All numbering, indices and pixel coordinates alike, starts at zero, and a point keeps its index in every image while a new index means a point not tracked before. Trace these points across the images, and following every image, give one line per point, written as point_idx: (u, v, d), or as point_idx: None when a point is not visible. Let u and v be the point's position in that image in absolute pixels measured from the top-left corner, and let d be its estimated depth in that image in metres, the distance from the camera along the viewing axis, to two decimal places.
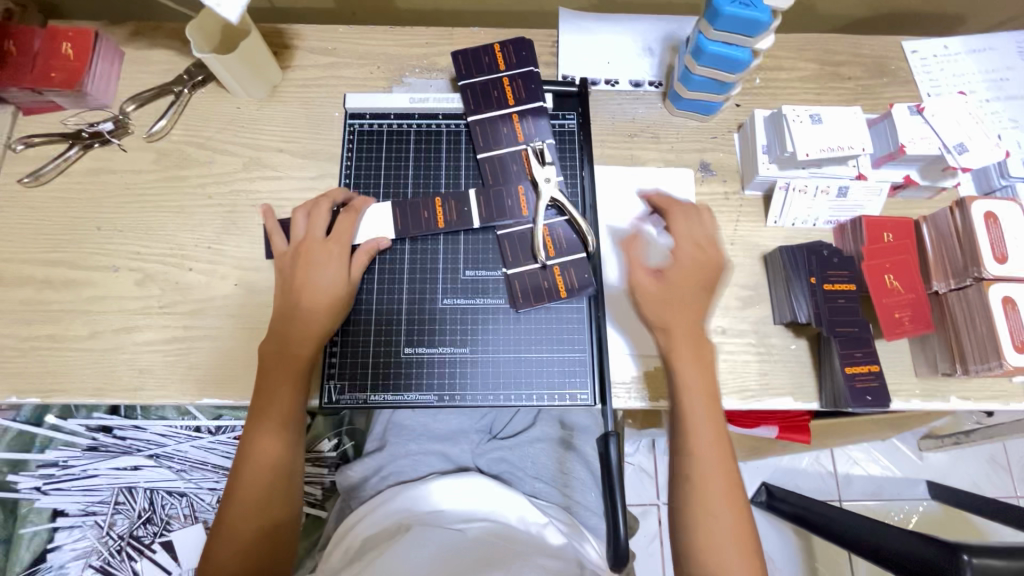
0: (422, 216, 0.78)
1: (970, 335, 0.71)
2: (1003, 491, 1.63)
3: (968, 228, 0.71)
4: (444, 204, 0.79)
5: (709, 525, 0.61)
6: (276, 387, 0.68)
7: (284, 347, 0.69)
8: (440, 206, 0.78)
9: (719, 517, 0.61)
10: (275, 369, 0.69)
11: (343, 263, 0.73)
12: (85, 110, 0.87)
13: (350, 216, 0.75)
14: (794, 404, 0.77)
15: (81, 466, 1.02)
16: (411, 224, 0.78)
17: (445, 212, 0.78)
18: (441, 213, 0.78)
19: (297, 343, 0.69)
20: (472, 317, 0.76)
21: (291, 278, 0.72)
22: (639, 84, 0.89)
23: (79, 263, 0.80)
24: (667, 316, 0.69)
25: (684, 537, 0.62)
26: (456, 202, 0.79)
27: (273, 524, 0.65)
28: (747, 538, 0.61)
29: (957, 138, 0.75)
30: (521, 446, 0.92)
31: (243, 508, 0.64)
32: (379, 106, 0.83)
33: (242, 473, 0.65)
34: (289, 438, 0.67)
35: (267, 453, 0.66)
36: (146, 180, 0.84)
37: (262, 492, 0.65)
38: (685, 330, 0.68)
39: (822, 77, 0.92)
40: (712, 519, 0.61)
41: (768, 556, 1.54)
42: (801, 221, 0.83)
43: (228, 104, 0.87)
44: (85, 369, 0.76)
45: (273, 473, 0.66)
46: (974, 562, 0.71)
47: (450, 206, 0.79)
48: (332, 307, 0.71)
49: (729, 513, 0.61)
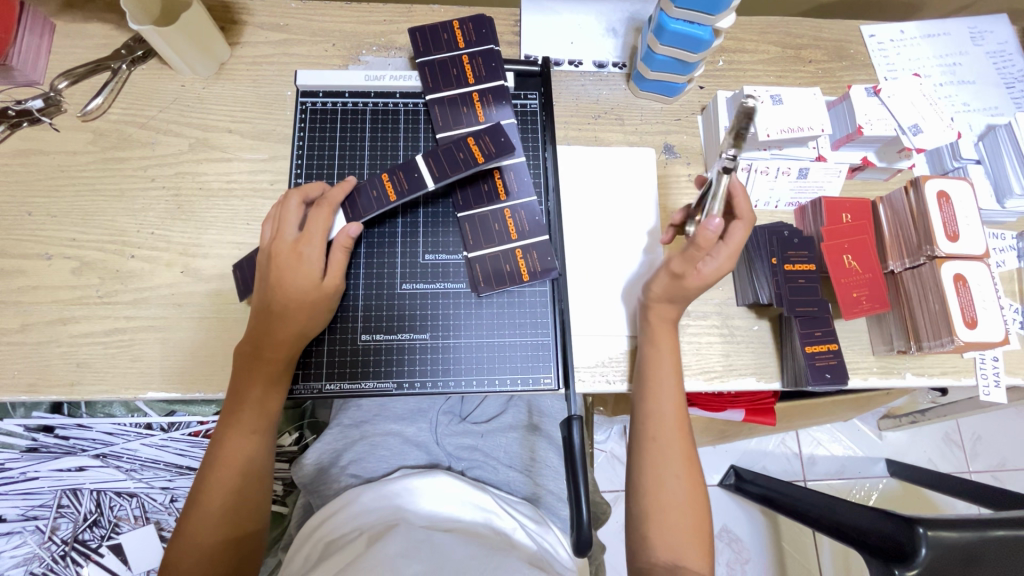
0: (371, 197, 0.71)
1: (923, 312, 0.72)
2: (956, 467, 1.70)
3: (922, 208, 0.72)
4: (392, 177, 0.73)
5: (663, 503, 0.67)
6: (248, 388, 0.66)
7: (259, 349, 0.66)
8: (388, 180, 0.72)
9: (665, 486, 0.68)
10: (243, 374, 0.66)
11: (314, 265, 0.67)
12: (12, 86, 0.80)
13: (323, 211, 0.69)
14: (757, 384, 0.77)
15: (20, 468, 0.96)
16: (362, 208, 0.71)
17: (393, 184, 0.72)
18: (391, 187, 0.72)
19: (272, 346, 0.66)
20: (438, 305, 0.74)
21: (264, 282, 0.67)
22: (603, 65, 0.88)
23: (8, 250, 0.75)
24: (664, 308, 0.71)
25: (641, 510, 0.69)
26: (403, 173, 0.73)
27: (239, 534, 0.65)
28: (698, 513, 0.68)
29: (911, 120, 0.76)
30: (491, 434, 0.91)
31: (206, 516, 0.63)
32: (333, 83, 0.80)
33: (210, 479, 0.65)
34: (258, 439, 0.67)
35: (235, 453, 0.66)
36: (81, 162, 0.79)
37: (225, 501, 0.64)
38: (660, 320, 0.71)
39: (784, 60, 0.92)
40: (666, 496, 0.68)
41: (734, 536, 1.58)
42: (763, 203, 0.84)
43: (171, 82, 0.82)
44: (16, 364, 0.70)
45: (242, 475, 0.65)
46: (929, 534, 0.74)
47: (398, 178, 0.73)
48: (306, 314, 0.67)
49: (680, 493, 0.68)
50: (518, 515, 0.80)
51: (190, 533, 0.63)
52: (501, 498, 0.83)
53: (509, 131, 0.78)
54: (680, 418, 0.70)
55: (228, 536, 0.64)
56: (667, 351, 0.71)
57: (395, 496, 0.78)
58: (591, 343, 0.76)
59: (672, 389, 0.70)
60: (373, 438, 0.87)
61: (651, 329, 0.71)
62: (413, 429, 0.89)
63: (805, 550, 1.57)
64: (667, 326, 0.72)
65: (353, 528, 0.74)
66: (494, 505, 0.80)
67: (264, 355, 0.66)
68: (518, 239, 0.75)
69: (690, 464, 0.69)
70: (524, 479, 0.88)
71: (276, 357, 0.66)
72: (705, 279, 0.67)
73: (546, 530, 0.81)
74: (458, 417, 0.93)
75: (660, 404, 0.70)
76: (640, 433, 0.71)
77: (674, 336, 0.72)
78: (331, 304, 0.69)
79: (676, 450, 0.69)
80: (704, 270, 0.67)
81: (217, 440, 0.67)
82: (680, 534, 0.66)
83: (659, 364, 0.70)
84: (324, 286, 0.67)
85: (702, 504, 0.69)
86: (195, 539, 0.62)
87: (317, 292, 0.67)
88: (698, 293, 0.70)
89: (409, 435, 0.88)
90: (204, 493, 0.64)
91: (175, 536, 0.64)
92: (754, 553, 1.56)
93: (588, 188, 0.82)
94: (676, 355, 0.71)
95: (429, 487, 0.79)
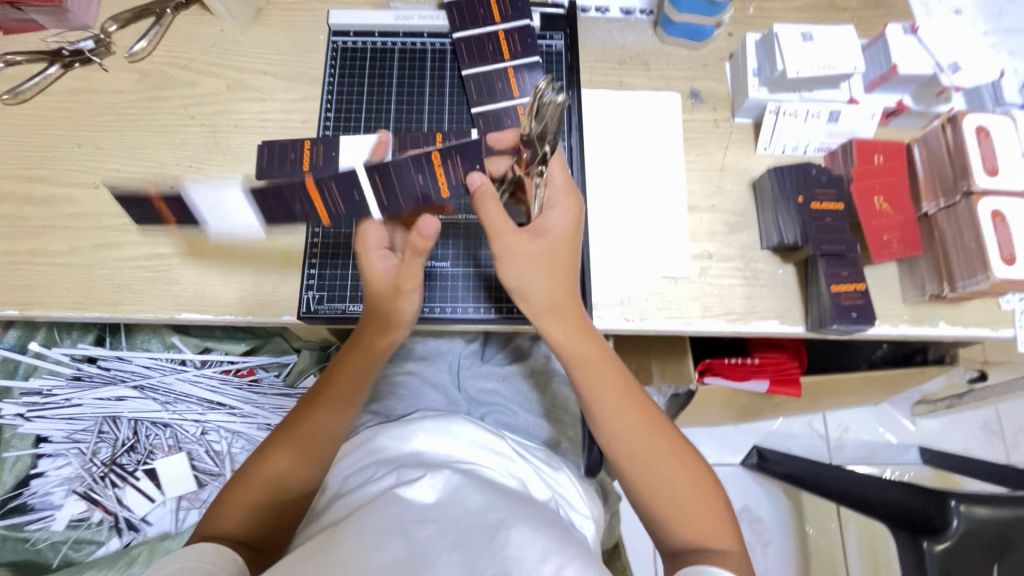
0: (414, 181, 0.67)
1: (958, 252, 0.70)
2: (995, 457, 1.63)
3: (959, 144, 0.69)
4: (445, 164, 0.66)
5: (657, 485, 0.63)
6: (343, 380, 0.70)
7: (353, 349, 0.71)
8: (319, 195, 0.67)
9: (661, 471, 0.64)
10: (343, 373, 0.71)
11: (410, 276, 0.66)
12: (66, 30, 0.85)
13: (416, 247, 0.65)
14: (780, 327, 0.76)
15: (65, 395, 1.00)
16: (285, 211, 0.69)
17: (448, 175, 0.67)
18: (323, 208, 0.68)
19: (366, 346, 0.70)
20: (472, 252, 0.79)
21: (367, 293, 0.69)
22: (630, 12, 0.88)
23: (60, 180, 0.79)
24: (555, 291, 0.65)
25: (646, 501, 0.64)
26: (459, 159, 0.66)
27: (284, 501, 0.63)
28: (702, 480, 0.64)
29: (951, 58, 0.74)
30: (511, 381, 0.91)
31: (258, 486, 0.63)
32: (361, 23, 0.83)
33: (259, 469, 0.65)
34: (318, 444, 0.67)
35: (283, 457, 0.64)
36: (127, 100, 0.83)
37: (287, 471, 0.64)
38: (569, 310, 0.66)
39: (817, 8, 0.90)
40: (660, 480, 0.63)
41: (756, 516, 1.54)
42: (791, 147, 0.82)
43: (211, 27, 0.86)
44: (65, 283, 0.75)
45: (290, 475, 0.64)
46: (960, 508, 0.84)
47: (451, 163, 0.66)
48: (394, 300, 0.67)
49: (676, 474, 0.63)
50: (532, 460, 0.78)
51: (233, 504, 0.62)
52: (517, 444, 0.81)
53: (534, 67, 0.79)
54: (629, 401, 0.66)
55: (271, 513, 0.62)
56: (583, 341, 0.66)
57: (397, 441, 0.74)
58: (608, 281, 0.77)
59: (605, 382, 0.65)
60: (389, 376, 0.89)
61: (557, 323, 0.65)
62: (430, 368, 0.91)
63: (831, 535, 1.53)
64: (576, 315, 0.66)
65: (365, 471, 0.70)
66: (508, 452, 0.77)
67: (364, 347, 0.70)
68: None
69: (662, 436, 0.65)
70: (542, 423, 0.88)
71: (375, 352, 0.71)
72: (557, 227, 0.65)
73: (557, 470, 0.79)
74: (477, 358, 0.95)
75: (602, 399, 0.65)
76: (602, 431, 0.67)
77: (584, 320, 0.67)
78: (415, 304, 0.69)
79: (640, 423, 0.65)
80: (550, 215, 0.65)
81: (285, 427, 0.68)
82: (687, 511, 0.62)
83: (581, 354, 0.65)
84: (401, 288, 0.66)
85: (703, 471, 0.65)
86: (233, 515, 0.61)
87: (402, 296, 0.67)
88: (551, 246, 0.64)
89: (424, 372, 0.91)
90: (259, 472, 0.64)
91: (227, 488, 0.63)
92: (775, 534, 1.53)
93: (612, 131, 0.82)
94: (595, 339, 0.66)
95: (430, 436, 0.74)
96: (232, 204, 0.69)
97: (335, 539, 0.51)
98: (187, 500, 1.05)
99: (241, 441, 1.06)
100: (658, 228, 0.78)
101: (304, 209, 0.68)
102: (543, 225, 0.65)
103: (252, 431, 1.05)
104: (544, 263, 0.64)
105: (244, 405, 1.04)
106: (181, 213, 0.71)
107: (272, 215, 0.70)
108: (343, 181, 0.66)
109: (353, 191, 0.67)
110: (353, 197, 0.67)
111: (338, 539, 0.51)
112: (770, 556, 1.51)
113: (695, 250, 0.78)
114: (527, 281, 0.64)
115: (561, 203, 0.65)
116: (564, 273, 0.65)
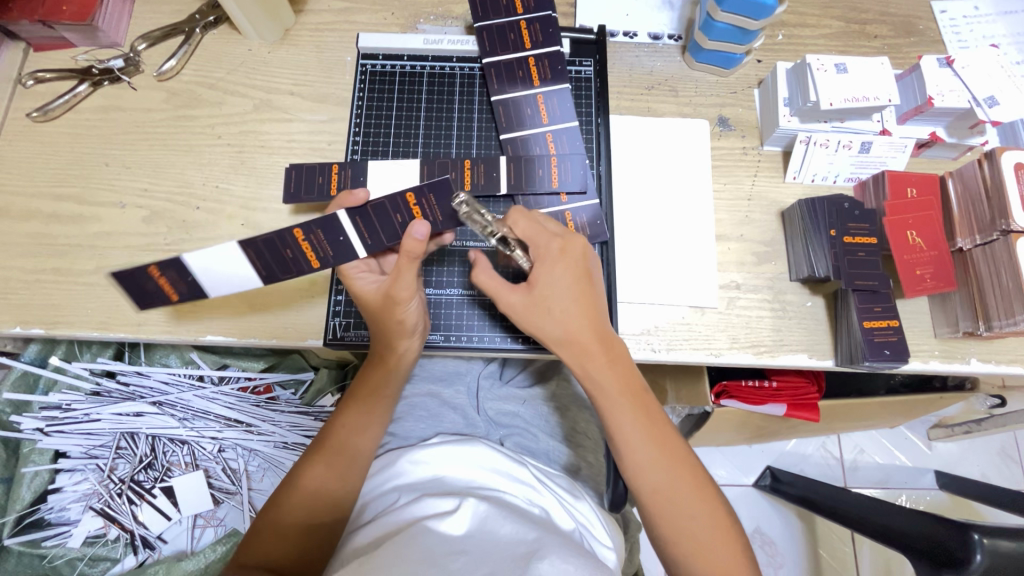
0: (395, 222, 0.67)
1: (995, 291, 0.69)
2: (1013, 483, 1.60)
3: (997, 181, 0.68)
4: (419, 202, 0.67)
5: (677, 522, 0.62)
6: (358, 409, 0.72)
7: (364, 378, 0.73)
8: (304, 240, 0.67)
9: (686, 508, 0.62)
10: (362, 388, 0.73)
11: (405, 291, 0.64)
12: (96, 47, 0.85)
13: (402, 259, 0.63)
14: (809, 361, 0.75)
15: (84, 410, 1.01)
16: (278, 267, 0.68)
17: (423, 213, 0.67)
18: (310, 251, 0.68)
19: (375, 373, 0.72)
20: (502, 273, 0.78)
21: (367, 314, 0.68)
22: (658, 37, 0.87)
23: (86, 198, 0.79)
24: (575, 326, 0.64)
25: (665, 538, 0.63)
26: (433, 196, 0.67)
27: (315, 526, 0.64)
28: (723, 519, 0.63)
29: (986, 92, 0.72)
30: (532, 404, 0.90)
31: (295, 510, 0.65)
32: (391, 46, 0.83)
33: (292, 499, 0.67)
34: (342, 466, 0.68)
35: (315, 479, 0.67)
36: (155, 119, 0.83)
37: (319, 495, 0.66)
38: (591, 340, 0.64)
39: (847, 36, 0.89)
40: (682, 518, 0.62)
41: (769, 539, 1.52)
42: (820, 177, 0.81)
43: (240, 47, 0.86)
44: (90, 303, 0.75)
45: (322, 497, 0.66)
46: (984, 541, 0.78)
47: (426, 201, 0.67)
48: (394, 312, 0.65)
49: (698, 512, 0.62)
50: (553, 486, 0.74)
51: (271, 533, 0.64)
52: (538, 470, 0.76)
53: (563, 95, 0.80)
54: (653, 433, 0.64)
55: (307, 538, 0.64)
56: (607, 371, 0.64)
57: (417, 464, 0.70)
58: (634, 311, 0.76)
59: (630, 411, 0.64)
60: (406, 396, 0.87)
61: (581, 353, 0.64)
62: (446, 387, 0.89)
63: (845, 559, 1.51)
64: (603, 343, 0.65)
65: (385, 495, 0.67)
66: (533, 481, 0.72)
67: (378, 361, 0.72)
68: (567, 202, 0.77)
69: (685, 472, 0.63)
70: (563, 449, 0.86)
71: (382, 377, 0.72)
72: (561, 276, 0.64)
73: (579, 500, 0.76)
74: (497, 379, 0.93)
75: (626, 431, 0.64)
76: (622, 463, 0.65)
77: (608, 348, 0.65)
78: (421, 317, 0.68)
79: (664, 456, 0.63)
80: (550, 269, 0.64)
81: (318, 447, 0.71)
82: (709, 552, 0.61)
83: (603, 384, 0.64)
84: (395, 298, 0.64)
85: (724, 509, 0.63)
86: (270, 543, 0.63)
87: (400, 305, 0.64)
88: (557, 294, 0.64)
89: (440, 392, 0.88)
90: (290, 502, 0.66)
91: (263, 512, 0.66)
92: (789, 558, 1.50)
93: (639, 157, 0.81)
94: (619, 368, 0.65)
95: (452, 459, 0.71)
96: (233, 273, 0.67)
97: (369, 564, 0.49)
98: (202, 519, 1.06)
99: (257, 459, 1.07)
100: (686, 257, 0.78)
101: (294, 257, 0.68)
102: (531, 278, 0.65)
103: (269, 449, 1.06)
104: (568, 295, 0.64)
105: (261, 423, 1.05)
106: (184, 287, 0.67)
107: (265, 274, 0.68)
108: (326, 226, 0.67)
109: (337, 235, 0.68)
110: (337, 240, 0.68)
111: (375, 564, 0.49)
112: None
113: (722, 280, 0.77)
114: (544, 318, 0.64)
115: (548, 246, 0.65)
116: (587, 306, 0.64)
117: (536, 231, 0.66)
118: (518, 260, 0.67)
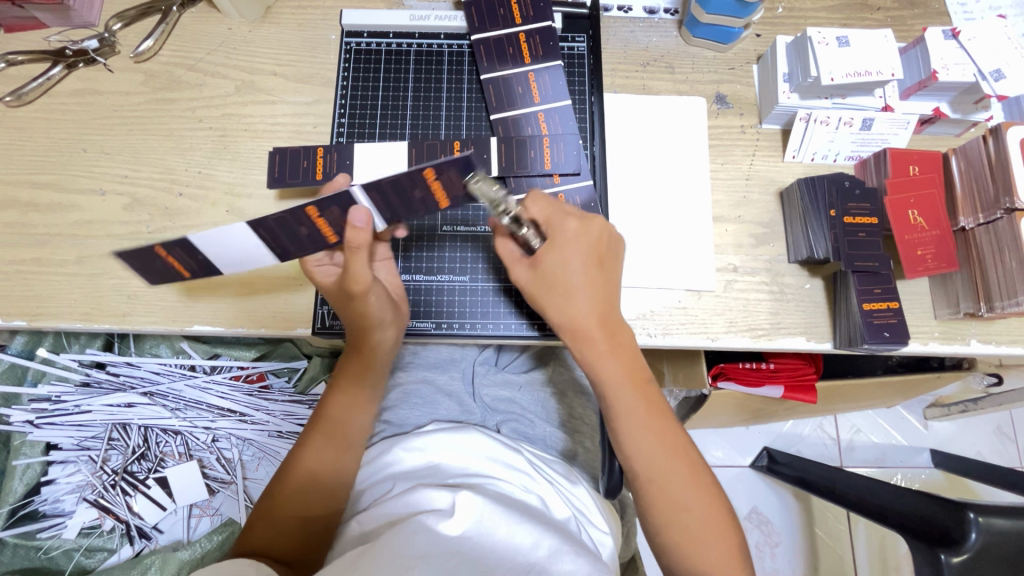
0: (413, 195, 0.61)
1: (997, 271, 0.67)
2: (1007, 461, 1.61)
3: (1002, 158, 0.66)
4: (440, 177, 0.59)
5: (672, 512, 0.62)
6: (339, 396, 0.71)
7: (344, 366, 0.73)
8: (317, 219, 0.61)
9: (682, 497, 0.62)
10: (342, 376, 0.72)
11: (353, 282, 0.61)
12: (69, 27, 0.81)
13: (349, 255, 0.60)
14: (806, 344, 0.74)
15: (74, 401, 1.00)
16: (295, 246, 0.64)
17: (443, 187, 0.60)
18: (325, 228, 0.62)
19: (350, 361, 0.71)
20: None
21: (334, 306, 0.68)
22: (654, 11, 0.84)
23: (65, 185, 0.77)
24: (579, 311, 0.62)
25: (659, 528, 0.62)
26: (454, 171, 0.58)
27: (309, 518, 0.64)
28: (718, 511, 0.62)
29: (993, 65, 0.69)
30: (529, 390, 0.88)
31: (284, 499, 0.65)
32: (377, 23, 0.80)
33: (283, 485, 0.67)
34: (330, 454, 0.67)
35: (305, 466, 0.67)
36: (133, 102, 0.80)
37: (312, 485, 0.65)
38: (592, 327, 0.63)
39: (850, 7, 0.86)
40: (678, 507, 0.61)
41: (766, 518, 1.52)
42: (820, 155, 0.78)
43: (219, 25, 0.83)
44: (73, 294, 0.73)
45: (310, 483, 0.65)
46: (980, 520, 0.77)
47: (447, 177, 0.59)
48: (355, 301, 0.64)
49: (692, 502, 0.62)
50: (549, 473, 0.73)
51: (263, 519, 0.64)
52: (534, 456, 0.75)
53: (556, 72, 0.78)
54: (655, 420, 0.63)
55: (296, 526, 0.63)
56: (608, 355, 0.63)
57: (411, 451, 0.69)
58: (631, 295, 0.74)
59: (631, 397, 0.63)
60: (399, 384, 0.86)
61: (583, 338, 0.63)
62: (439, 372, 0.87)
63: (839, 536, 1.52)
64: (604, 328, 0.63)
65: (379, 483, 0.66)
66: (528, 468, 0.70)
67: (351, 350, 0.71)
68: (560, 183, 0.75)
69: (684, 463, 0.63)
70: (561, 435, 0.85)
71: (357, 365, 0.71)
72: (570, 259, 0.62)
73: (576, 485, 0.74)
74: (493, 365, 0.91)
75: (627, 418, 0.63)
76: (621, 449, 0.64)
77: (611, 334, 0.63)
78: (384, 306, 0.66)
79: (662, 443, 0.63)
80: (562, 250, 0.62)
81: (307, 438, 0.70)
82: (702, 541, 0.61)
83: (604, 371, 0.63)
84: (350, 291, 0.62)
85: (719, 498, 0.63)
86: (262, 529, 0.63)
87: (359, 298, 0.63)
88: (566, 275, 0.62)
89: (434, 378, 0.86)
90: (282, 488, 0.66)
91: (255, 503, 0.66)
92: (784, 537, 1.52)
93: (635, 136, 0.79)
94: (621, 355, 0.64)
95: (446, 446, 0.69)
96: (240, 245, 0.64)
97: (363, 560, 0.48)
98: (198, 509, 1.07)
99: (252, 449, 1.08)
100: (682, 240, 0.76)
101: (311, 234, 0.63)
102: (537, 258, 0.63)
103: (263, 438, 1.06)
104: (574, 278, 0.62)
105: (255, 412, 1.05)
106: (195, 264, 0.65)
107: (280, 250, 0.65)
108: (343, 202, 0.60)
109: (354, 209, 0.61)
110: None
111: (369, 559, 0.48)
112: (779, 558, 1.50)
113: (720, 262, 0.76)
114: (553, 299, 0.63)
115: (565, 228, 0.62)
116: (595, 291, 0.63)
117: (557, 207, 0.64)
118: (532, 241, 0.64)
